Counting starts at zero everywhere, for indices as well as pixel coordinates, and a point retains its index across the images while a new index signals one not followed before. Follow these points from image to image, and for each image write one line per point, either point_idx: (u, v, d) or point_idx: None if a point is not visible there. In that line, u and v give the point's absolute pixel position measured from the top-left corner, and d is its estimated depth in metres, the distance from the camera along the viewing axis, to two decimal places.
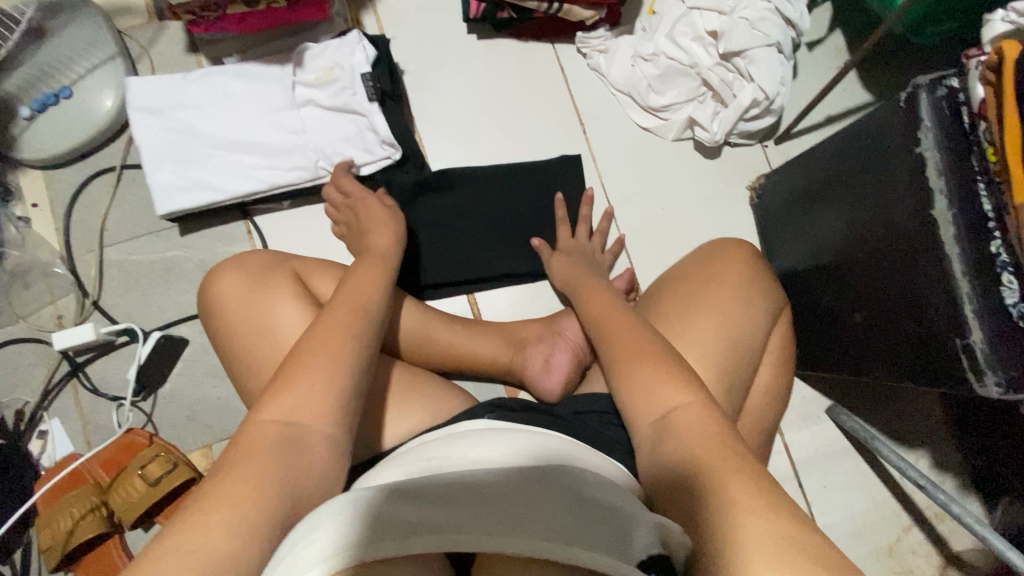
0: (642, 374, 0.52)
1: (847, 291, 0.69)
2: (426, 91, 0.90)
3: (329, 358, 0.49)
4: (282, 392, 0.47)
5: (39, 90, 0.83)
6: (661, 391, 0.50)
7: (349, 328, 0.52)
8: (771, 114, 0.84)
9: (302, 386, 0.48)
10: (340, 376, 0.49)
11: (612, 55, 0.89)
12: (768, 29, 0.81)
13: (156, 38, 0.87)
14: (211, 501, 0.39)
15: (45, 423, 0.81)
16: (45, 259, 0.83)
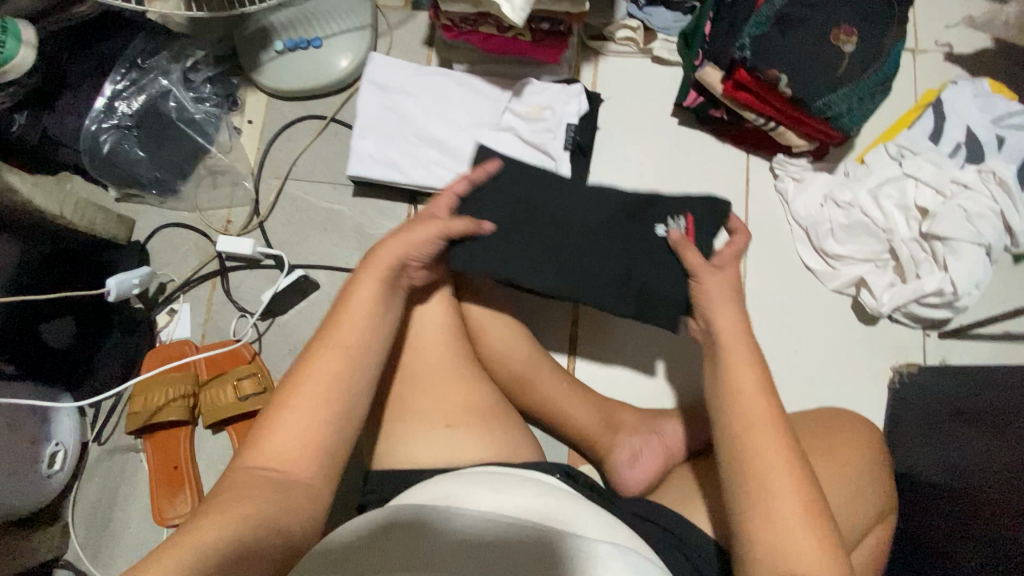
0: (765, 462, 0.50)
1: (982, 534, 0.63)
2: (612, 153, 0.93)
3: (315, 404, 0.52)
4: (272, 432, 0.51)
5: (295, 33, 0.92)
6: (788, 506, 0.48)
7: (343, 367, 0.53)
8: (951, 309, 0.79)
9: (286, 424, 0.51)
10: (324, 424, 0.51)
11: (804, 187, 0.87)
12: (984, 227, 0.76)
13: (403, 23, 0.97)
14: (202, 521, 0.45)
15: (177, 304, 0.90)
16: (239, 170, 0.93)
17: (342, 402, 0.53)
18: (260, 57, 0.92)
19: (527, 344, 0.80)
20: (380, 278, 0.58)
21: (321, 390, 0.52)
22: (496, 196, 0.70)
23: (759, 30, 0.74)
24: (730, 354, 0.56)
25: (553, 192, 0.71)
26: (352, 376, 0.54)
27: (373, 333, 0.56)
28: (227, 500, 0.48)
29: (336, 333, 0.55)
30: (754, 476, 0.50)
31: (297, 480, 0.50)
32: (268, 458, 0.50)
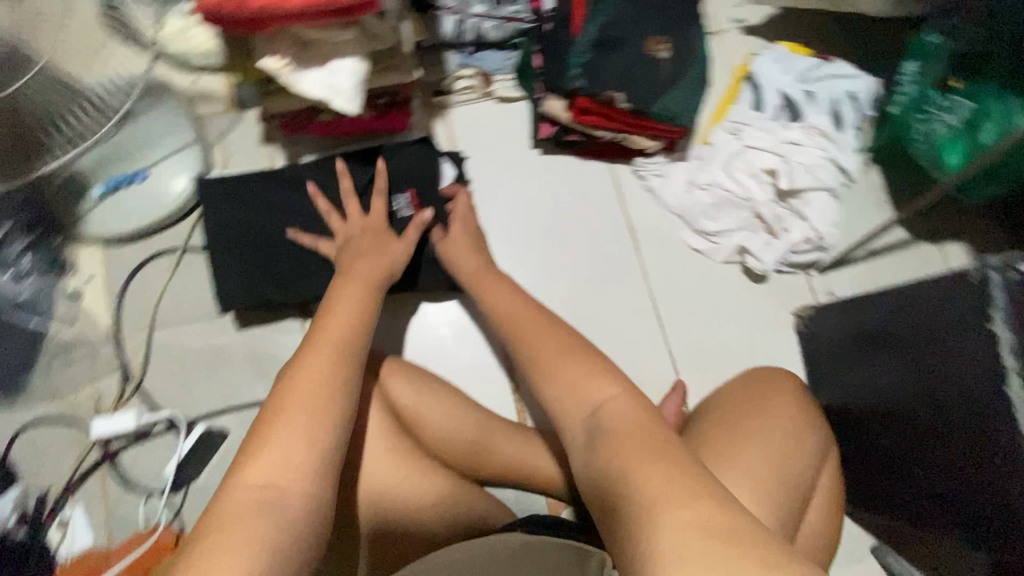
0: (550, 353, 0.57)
1: (910, 444, 0.70)
2: (489, 198, 0.94)
3: (305, 408, 0.52)
4: (262, 451, 0.49)
5: (113, 172, 0.83)
6: (589, 385, 0.53)
7: (343, 367, 0.56)
8: (822, 250, 0.91)
9: (282, 441, 0.50)
10: (322, 423, 0.51)
11: (668, 180, 0.93)
12: (823, 175, 0.88)
13: (233, 127, 0.91)
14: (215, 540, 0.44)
15: (64, 511, 0.76)
16: (94, 340, 0.82)
17: (336, 415, 0.53)
18: (80, 208, 0.82)
19: (468, 413, 0.76)
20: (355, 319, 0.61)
21: (312, 398, 0.53)
22: (246, 235, 0.78)
23: (581, 58, 0.77)
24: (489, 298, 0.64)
25: (273, 203, 0.79)
26: (342, 375, 0.55)
27: (353, 349, 0.58)
28: (232, 520, 0.45)
29: (317, 346, 0.57)
30: (561, 379, 0.55)
31: (293, 489, 0.48)
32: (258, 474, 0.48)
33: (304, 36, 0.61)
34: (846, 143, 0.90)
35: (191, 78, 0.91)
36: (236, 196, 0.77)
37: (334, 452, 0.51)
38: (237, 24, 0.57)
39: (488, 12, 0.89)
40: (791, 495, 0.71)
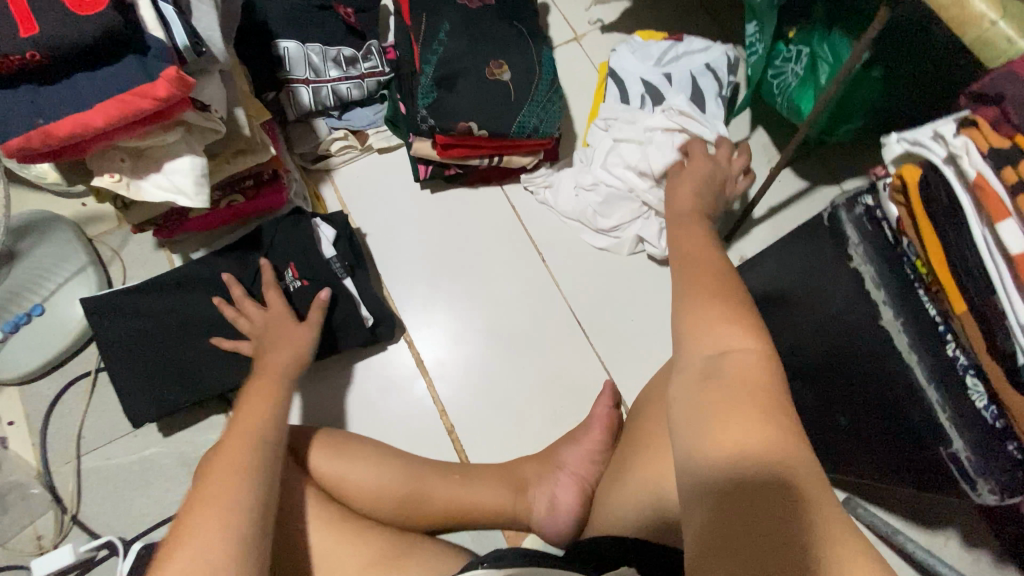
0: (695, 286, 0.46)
1: (828, 394, 0.69)
2: (389, 248, 0.95)
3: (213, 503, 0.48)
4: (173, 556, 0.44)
5: (10, 311, 0.84)
6: (730, 340, 0.43)
7: (246, 454, 0.53)
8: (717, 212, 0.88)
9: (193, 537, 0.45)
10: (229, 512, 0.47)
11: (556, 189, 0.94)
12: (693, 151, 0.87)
13: (127, 240, 0.93)
14: None
15: None
16: (22, 480, 0.81)
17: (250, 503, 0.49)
18: None
19: (398, 466, 0.76)
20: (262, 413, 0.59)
21: (221, 493, 0.48)
22: (145, 346, 0.78)
23: (428, 99, 0.79)
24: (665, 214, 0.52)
25: (169, 309, 0.80)
26: (248, 462, 0.52)
27: (260, 439, 0.55)
28: None
29: (226, 445, 0.54)
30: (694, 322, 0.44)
31: None
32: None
33: (136, 147, 0.62)
34: (711, 115, 0.90)
35: (79, 202, 0.94)
36: (129, 308, 0.79)
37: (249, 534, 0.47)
38: (57, 153, 0.58)
39: (345, 73, 0.92)
40: None
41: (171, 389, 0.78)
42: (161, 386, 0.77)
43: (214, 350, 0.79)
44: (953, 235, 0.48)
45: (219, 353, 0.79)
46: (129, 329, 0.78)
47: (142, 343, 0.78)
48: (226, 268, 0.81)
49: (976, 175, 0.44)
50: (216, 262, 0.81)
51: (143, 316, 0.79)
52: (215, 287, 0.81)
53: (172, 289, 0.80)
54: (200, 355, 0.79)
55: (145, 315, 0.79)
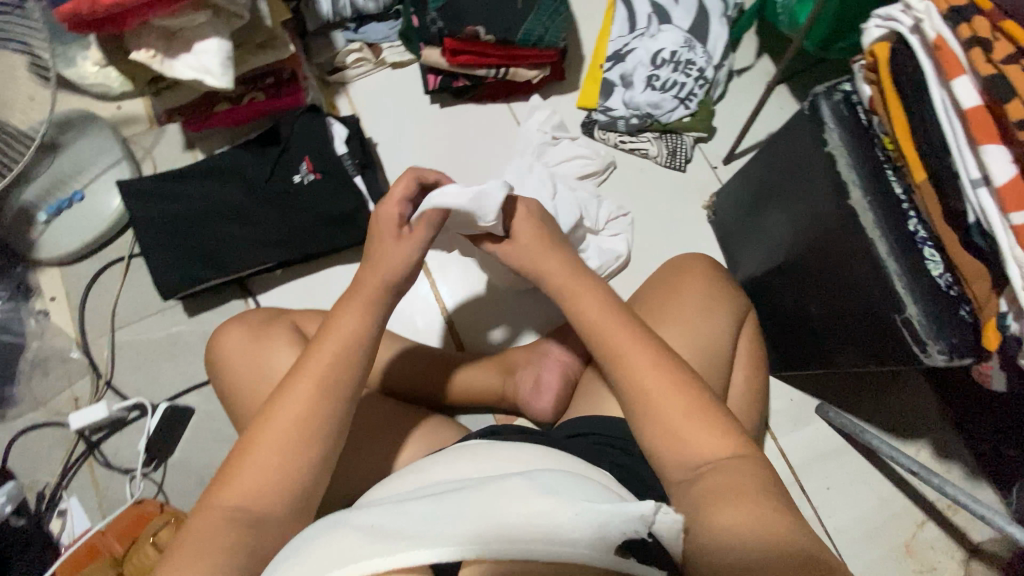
0: (677, 419, 0.53)
1: (805, 286, 0.72)
2: (398, 156, 0.99)
3: (314, 381, 0.55)
4: (270, 415, 0.54)
5: (53, 197, 0.92)
6: (710, 444, 0.51)
7: (358, 323, 0.58)
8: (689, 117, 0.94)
9: (288, 404, 0.54)
10: (323, 393, 0.55)
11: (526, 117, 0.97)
12: (693, 66, 0.92)
13: (158, 141, 0.99)
14: (229, 489, 0.51)
15: (62, 501, 0.84)
16: (62, 347, 0.89)
17: (343, 382, 0.56)
18: (29, 235, 0.91)
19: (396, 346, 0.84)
20: (361, 323, 0.58)
21: (325, 371, 0.55)
22: (171, 227, 0.85)
23: (439, 3, 0.85)
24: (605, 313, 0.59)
25: (194, 195, 0.86)
26: (361, 329, 0.58)
27: (375, 303, 0.59)
28: (241, 473, 0.52)
29: (348, 304, 0.59)
30: (681, 431, 0.52)
31: (299, 455, 0.53)
32: (234, 495, 0.51)
33: (169, 27, 0.68)
34: (713, 34, 0.93)
35: (114, 105, 1.00)
36: (161, 192, 0.86)
37: (337, 414, 0.55)
38: (99, 24, 0.65)
39: None
40: (704, 365, 0.73)
41: (194, 268, 0.85)
42: (185, 264, 0.84)
43: (234, 235, 0.85)
44: (914, 103, 0.53)
45: (235, 236, 0.85)
46: (158, 212, 0.85)
47: (169, 224, 0.85)
48: (247, 162, 0.88)
49: (936, 39, 0.49)
50: (239, 155, 0.88)
51: (172, 200, 0.86)
52: (236, 177, 0.87)
53: (197, 179, 0.87)
54: (220, 238, 0.85)
55: (174, 200, 0.86)
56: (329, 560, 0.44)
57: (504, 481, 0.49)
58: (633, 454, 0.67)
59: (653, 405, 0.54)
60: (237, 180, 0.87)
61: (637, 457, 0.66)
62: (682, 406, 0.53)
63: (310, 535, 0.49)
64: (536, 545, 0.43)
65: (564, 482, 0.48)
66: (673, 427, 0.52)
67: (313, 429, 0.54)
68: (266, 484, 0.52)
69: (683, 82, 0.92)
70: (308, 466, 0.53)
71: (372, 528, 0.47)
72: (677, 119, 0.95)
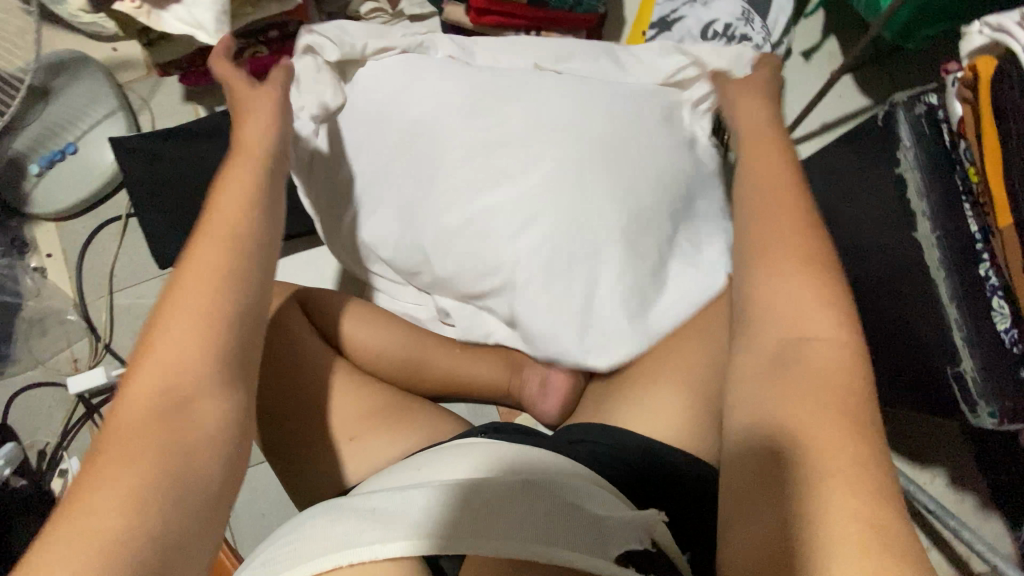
0: (795, 299, 0.40)
1: None
2: None
3: (212, 275, 0.40)
4: (155, 346, 0.38)
5: (46, 149, 0.87)
6: (818, 327, 0.38)
7: (224, 263, 0.41)
8: None
9: (178, 327, 0.38)
10: (222, 288, 0.40)
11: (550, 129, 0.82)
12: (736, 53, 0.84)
13: (155, 90, 0.92)
14: (99, 462, 0.33)
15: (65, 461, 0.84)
16: (59, 307, 0.87)
17: (246, 280, 0.42)
18: (22, 187, 0.86)
19: (398, 334, 0.80)
20: (227, 237, 0.42)
21: (215, 259, 0.41)
22: (165, 190, 0.80)
23: None
24: (761, 188, 0.46)
25: (192, 154, 0.80)
26: (234, 234, 0.43)
27: (236, 230, 0.43)
28: (131, 413, 0.36)
29: (203, 236, 0.42)
30: (793, 308, 0.39)
31: (195, 377, 0.37)
32: (123, 441, 0.34)
33: None
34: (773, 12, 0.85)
35: (109, 47, 0.92)
36: (159, 150, 0.80)
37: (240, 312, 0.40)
38: None
39: None
40: None
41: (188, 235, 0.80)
42: (181, 230, 0.80)
43: None
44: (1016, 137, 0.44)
45: None
46: (154, 174, 0.80)
47: (170, 186, 0.80)
48: None
49: None
50: None
51: (171, 161, 0.80)
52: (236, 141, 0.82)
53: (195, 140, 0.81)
54: None
55: (171, 160, 0.80)
56: (326, 543, 0.44)
57: (508, 477, 0.48)
58: None
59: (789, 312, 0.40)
60: None
61: None
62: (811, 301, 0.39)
63: (302, 522, 0.48)
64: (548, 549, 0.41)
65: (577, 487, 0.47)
66: (786, 310, 0.39)
67: (229, 360, 0.39)
68: (159, 407, 0.36)
69: None
70: (201, 378, 0.38)
71: (370, 513, 0.46)
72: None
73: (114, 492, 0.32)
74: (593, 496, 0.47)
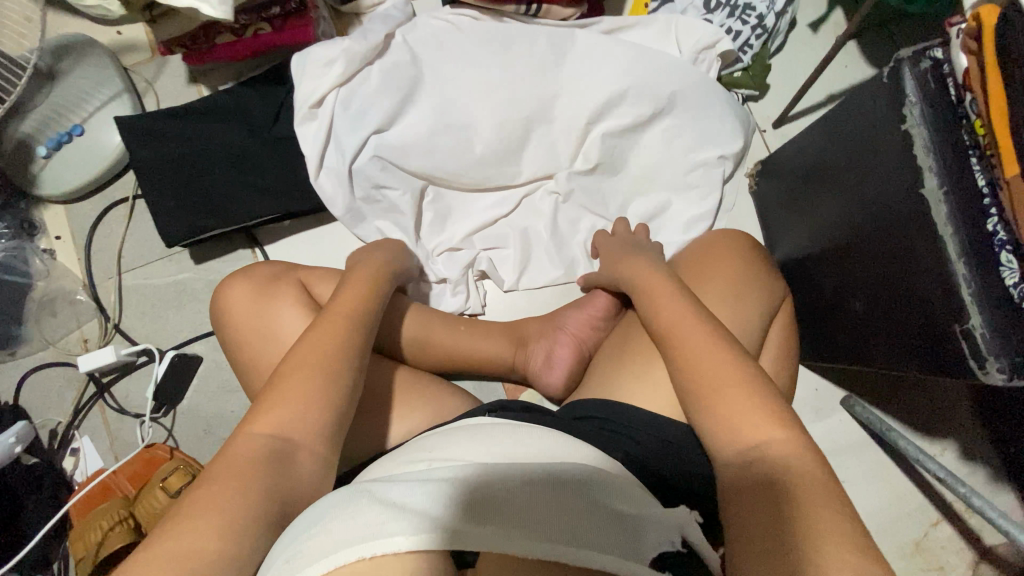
0: (717, 385, 0.50)
1: (852, 279, 0.65)
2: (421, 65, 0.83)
3: (325, 352, 0.54)
4: (274, 398, 0.51)
5: (52, 131, 0.87)
6: (754, 424, 0.47)
7: (344, 334, 0.56)
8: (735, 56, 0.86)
9: (300, 377, 0.52)
10: (337, 369, 0.53)
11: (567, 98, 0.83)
12: (740, 23, 0.84)
13: (160, 72, 0.92)
14: (209, 488, 0.45)
15: (76, 441, 0.85)
16: (68, 288, 0.88)
17: (342, 372, 0.54)
18: (30, 169, 0.87)
19: (403, 312, 0.80)
20: (365, 287, 0.61)
21: (328, 346, 0.54)
22: (171, 168, 0.80)
23: None
24: (671, 318, 0.55)
25: (199, 133, 0.81)
26: (353, 317, 0.58)
27: (360, 313, 0.59)
28: (257, 438, 0.49)
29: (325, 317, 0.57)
30: (710, 399, 0.50)
31: (290, 436, 0.49)
32: (263, 430, 0.49)
33: None
34: None
35: (114, 31, 0.93)
36: (166, 130, 0.81)
37: (329, 434, 0.51)
38: None
39: None
40: None
41: (194, 213, 0.80)
42: (186, 208, 0.80)
43: (243, 181, 0.81)
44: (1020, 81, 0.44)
45: (241, 185, 0.81)
46: (160, 153, 0.80)
47: (177, 166, 0.80)
48: (252, 106, 0.83)
49: None
50: (249, 93, 0.83)
51: (179, 140, 0.81)
52: (241, 120, 0.82)
53: (200, 119, 0.82)
54: (225, 181, 0.81)
55: (177, 140, 0.81)
56: (347, 533, 0.41)
57: (530, 469, 0.47)
58: (644, 445, 0.63)
59: (734, 417, 0.48)
60: (243, 122, 0.82)
61: (651, 449, 0.62)
62: (736, 387, 0.49)
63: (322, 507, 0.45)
64: (573, 545, 0.42)
65: (603, 484, 0.47)
66: (715, 399, 0.49)
67: (324, 427, 0.51)
68: (260, 475, 0.46)
69: (739, 30, 0.84)
70: (311, 421, 0.51)
71: (391, 501, 0.44)
72: (727, 73, 0.87)
73: (283, 433, 0.49)
74: (625, 494, 0.47)
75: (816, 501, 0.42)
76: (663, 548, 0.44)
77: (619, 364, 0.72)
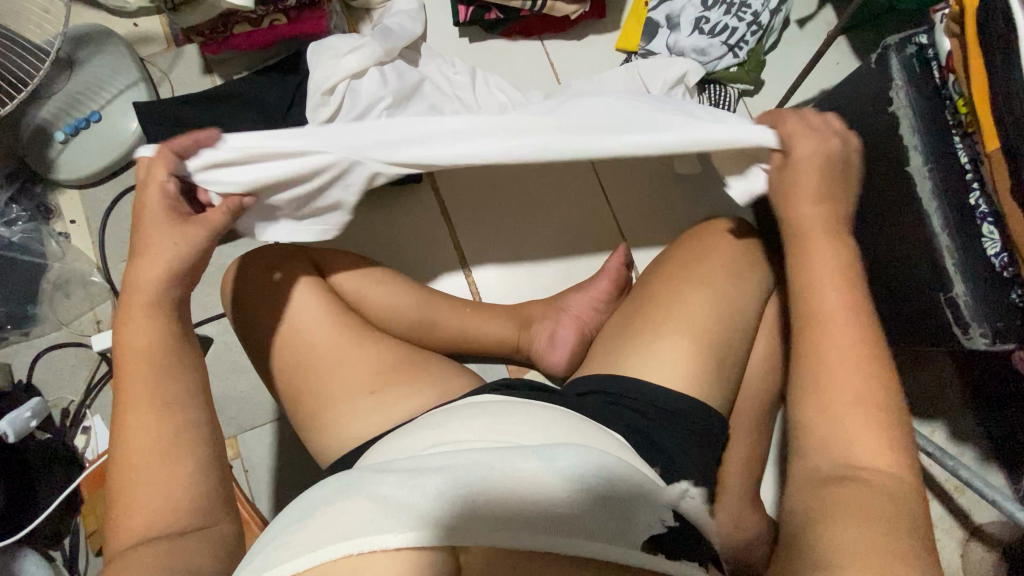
0: (846, 362, 0.45)
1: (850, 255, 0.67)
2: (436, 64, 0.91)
3: (144, 368, 0.51)
4: (128, 431, 0.50)
5: (69, 117, 0.90)
6: (860, 423, 0.43)
7: (153, 336, 0.52)
8: (731, 51, 0.89)
9: (140, 403, 0.50)
10: (164, 381, 0.51)
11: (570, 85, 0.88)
12: (737, 19, 0.88)
13: (175, 63, 0.95)
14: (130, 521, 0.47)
15: (87, 419, 0.86)
16: (82, 270, 0.90)
17: (170, 377, 0.51)
18: (48, 154, 0.89)
19: (411, 294, 0.82)
20: (151, 326, 0.52)
21: (142, 359, 0.51)
22: None
23: None
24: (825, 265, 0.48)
25: (213, 119, 0.84)
26: (154, 316, 0.53)
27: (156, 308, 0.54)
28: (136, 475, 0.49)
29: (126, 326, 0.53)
30: (833, 379, 0.45)
31: (166, 455, 0.49)
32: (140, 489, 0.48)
33: None
34: None
35: (130, 22, 0.96)
36: (182, 116, 0.83)
37: (193, 431, 0.51)
38: None
39: None
40: (729, 333, 0.70)
41: None
42: None
43: None
44: (997, 61, 0.47)
45: None
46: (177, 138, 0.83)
47: None
48: (266, 94, 0.85)
49: None
50: (263, 82, 0.86)
51: (195, 126, 0.83)
52: (255, 107, 0.85)
53: (216, 106, 0.84)
54: None
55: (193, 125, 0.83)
56: (331, 532, 0.43)
57: (516, 459, 0.47)
58: (646, 416, 0.65)
59: (855, 412, 0.44)
60: (257, 108, 0.85)
61: (652, 419, 0.65)
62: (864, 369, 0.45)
63: (319, 501, 0.48)
64: (545, 535, 0.43)
65: (581, 467, 0.47)
66: (841, 376, 0.45)
67: (176, 434, 0.50)
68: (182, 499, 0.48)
69: (735, 27, 0.88)
70: (179, 429, 0.50)
71: (382, 498, 0.45)
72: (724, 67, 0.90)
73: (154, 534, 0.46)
74: (613, 478, 0.47)
75: (868, 502, 0.40)
76: (654, 529, 0.46)
77: (620, 341, 0.74)
